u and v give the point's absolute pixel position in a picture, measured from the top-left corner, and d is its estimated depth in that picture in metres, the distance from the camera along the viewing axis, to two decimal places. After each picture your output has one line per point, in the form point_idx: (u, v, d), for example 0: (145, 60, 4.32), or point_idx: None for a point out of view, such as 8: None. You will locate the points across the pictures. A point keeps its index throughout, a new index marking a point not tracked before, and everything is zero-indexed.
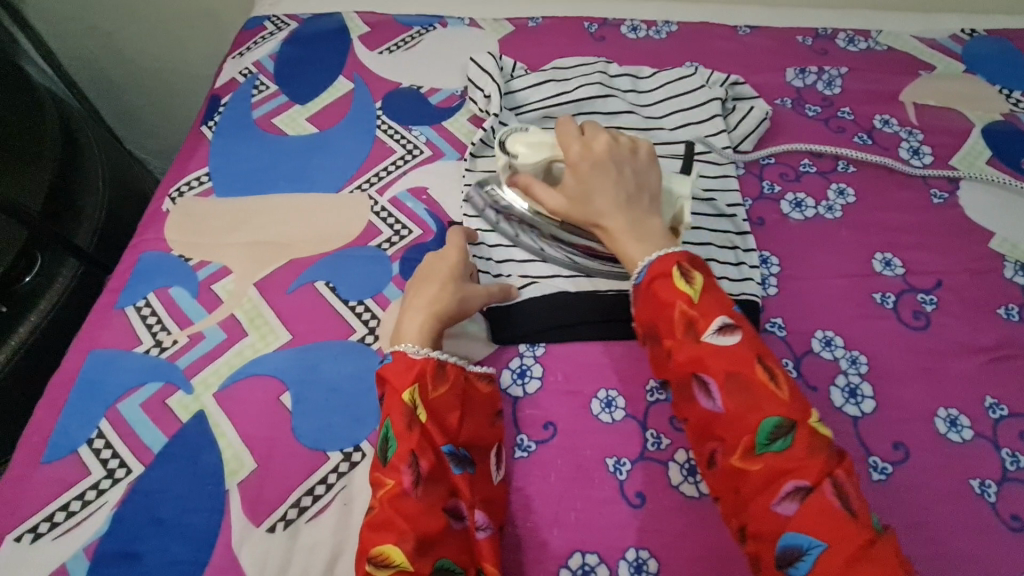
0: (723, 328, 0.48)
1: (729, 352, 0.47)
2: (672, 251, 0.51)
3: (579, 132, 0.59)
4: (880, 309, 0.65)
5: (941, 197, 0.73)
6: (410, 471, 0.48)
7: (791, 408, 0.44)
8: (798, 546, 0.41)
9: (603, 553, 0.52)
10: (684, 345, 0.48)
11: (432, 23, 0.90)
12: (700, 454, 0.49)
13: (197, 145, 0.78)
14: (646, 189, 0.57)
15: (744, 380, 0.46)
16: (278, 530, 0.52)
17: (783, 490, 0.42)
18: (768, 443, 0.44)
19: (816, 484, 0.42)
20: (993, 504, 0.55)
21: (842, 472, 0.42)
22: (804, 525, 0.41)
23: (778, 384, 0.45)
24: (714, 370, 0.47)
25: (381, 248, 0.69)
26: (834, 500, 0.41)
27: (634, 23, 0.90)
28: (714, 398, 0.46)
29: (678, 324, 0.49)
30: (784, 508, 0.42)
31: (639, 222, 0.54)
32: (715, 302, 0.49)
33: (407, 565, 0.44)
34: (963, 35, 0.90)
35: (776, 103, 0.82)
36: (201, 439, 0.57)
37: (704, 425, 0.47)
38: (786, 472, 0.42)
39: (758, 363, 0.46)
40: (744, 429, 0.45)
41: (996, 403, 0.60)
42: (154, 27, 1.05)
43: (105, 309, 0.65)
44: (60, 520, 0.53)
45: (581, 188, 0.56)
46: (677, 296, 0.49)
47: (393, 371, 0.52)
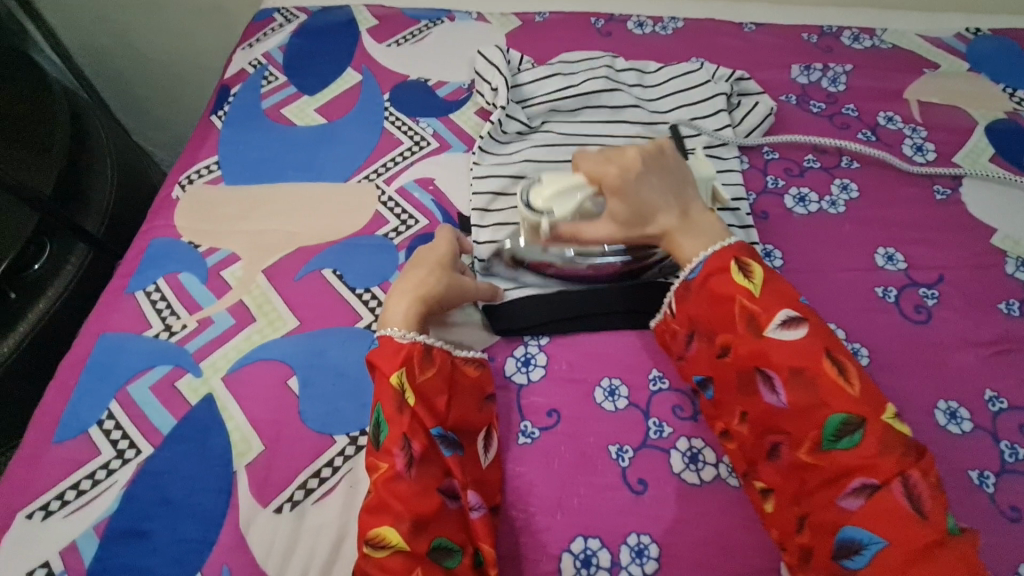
0: (787, 322, 0.50)
1: (794, 347, 0.49)
2: (729, 247, 0.54)
3: (602, 158, 0.58)
4: (882, 302, 0.66)
5: (944, 194, 0.74)
6: (403, 453, 0.49)
7: (861, 404, 0.47)
8: (858, 540, 0.44)
9: (605, 537, 0.53)
10: (746, 340, 0.51)
11: (440, 17, 0.90)
12: (762, 446, 0.52)
13: (207, 134, 0.79)
14: (685, 183, 0.59)
15: (809, 375, 0.48)
16: (286, 510, 0.53)
17: (850, 485, 0.46)
18: (835, 439, 0.47)
19: (884, 482, 0.45)
20: (992, 495, 0.55)
21: (916, 471, 0.44)
22: (868, 520, 0.44)
23: (846, 379, 0.48)
24: (778, 365, 0.49)
25: (388, 237, 0.69)
26: (901, 498, 0.44)
27: (640, 19, 0.91)
28: (779, 394, 0.49)
29: (738, 320, 0.52)
30: (848, 502, 0.46)
31: (693, 219, 0.57)
32: (777, 297, 0.51)
33: (404, 545, 0.45)
34: (968, 34, 0.90)
35: (781, 100, 0.82)
36: (210, 421, 0.57)
37: (768, 419, 0.50)
38: (855, 468, 0.46)
39: (826, 358, 0.48)
40: (810, 424, 0.48)
41: (995, 396, 0.60)
42: (163, 18, 1.06)
43: (116, 294, 0.66)
44: (71, 498, 0.54)
45: (635, 209, 0.56)
46: (737, 291, 0.52)
47: (381, 355, 0.53)
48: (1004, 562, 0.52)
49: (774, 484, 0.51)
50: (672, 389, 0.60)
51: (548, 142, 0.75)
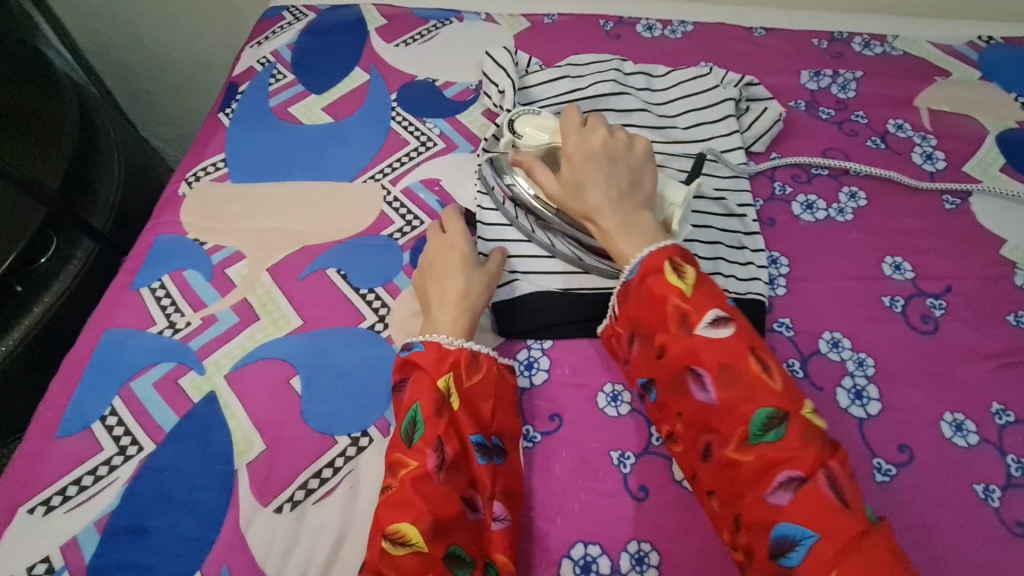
0: (716, 320, 0.47)
1: (722, 345, 0.47)
2: (666, 247, 0.51)
3: (580, 124, 0.60)
4: (889, 312, 0.65)
5: (953, 204, 0.73)
6: (435, 455, 0.49)
7: (786, 400, 0.44)
8: (791, 536, 0.41)
9: (605, 544, 0.53)
10: (677, 339, 0.48)
11: (448, 17, 0.90)
12: (696, 447, 0.49)
13: (214, 131, 0.79)
14: (640, 187, 0.57)
15: (737, 371, 0.46)
16: (286, 510, 0.53)
17: (777, 479, 0.43)
18: (761, 434, 0.44)
19: (810, 475, 0.42)
20: (997, 509, 0.55)
21: (835, 463, 0.42)
22: (797, 515, 0.41)
23: (771, 375, 0.45)
24: (706, 363, 0.47)
25: (393, 237, 0.69)
26: (827, 490, 0.41)
27: (649, 22, 0.91)
28: (708, 391, 0.47)
29: (670, 319, 0.48)
30: (777, 499, 0.42)
31: (629, 218, 0.54)
32: (708, 296, 0.48)
33: (423, 546, 0.45)
34: (981, 42, 0.89)
35: (790, 106, 0.82)
36: (212, 419, 0.58)
37: (698, 418, 0.47)
38: (780, 462, 0.43)
39: (752, 355, 0.46)
40: (737, 420, 0.45)
41: (1002, 409, 0.60)
42: (173, 16, 1.06)
43: (120, 290, 0.66)
44: (73, 493, 0.54)
45: (574, 177, 0.57)
46: (670, 290, 0.49)
47: (425, 356, 0.53)
48: None
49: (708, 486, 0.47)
50: None
51: None
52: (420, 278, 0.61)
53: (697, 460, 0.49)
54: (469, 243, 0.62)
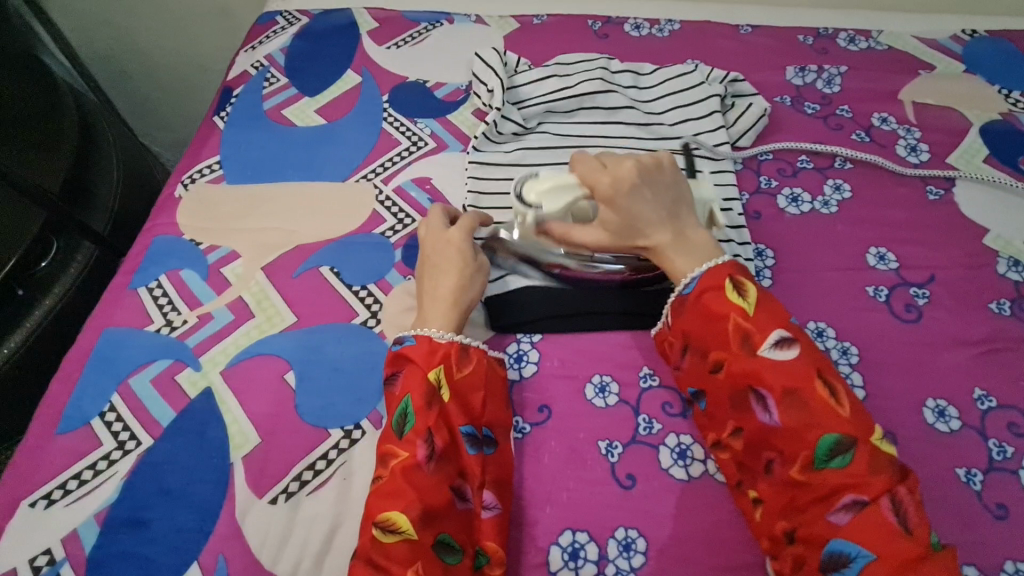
0: (781, 342, 0.50)
1: (786, 367, 0.49)
2: (723, 265, 0.54)
3: (600, 165, 0.59)
4: (873, 302, 0.66)
5: (937, 194, 0.74)
6: (425, 445, 0.50)
7: (852, 426, 0.47)
8: (846, 552, 0.44)
9: (593, 531, 0.54)
10: (740, 359, 0.51)
11: (439, 20, 0.92)
12: (750, 462, 0.51)
13: (209, 134, 0.81)
14: (682, 202, 0.59)
15: (802, 396, 0.48)
16: (281, 501, 0.55)
17: (841, 501, 0.45)
18: (827, 458, 0.46)
19: (874, 499, 0.44)
20: (979, 492, 0.56)
21: (903, 489, 0.45)
22: (857, 536, 0.44)
23: (838, 401, 0.48)
24: (771, 385, 0.49)
25: (385, 236, 0.71)
26: (890, 514, 0.44)
27: (637, 21, 0.92)
28: (771, 413, 0.49)
29: (732, 338, 0.52)
30: (837, 517, 0.45)
31: (684, 236, 0.57)
32: (773, 318, 0.51)
33: (412, 533, 0.46)
34: (964, 36, 0.91)
35: (775, 101, 0.83)
36: (208, 414, 0.59)
37: (760, 437, 0.50)
38: (844, 486, 0.45)
39: (818, 379, 0.48)
40: (801, 444, 0.47)
41: (984, 394, 0.60)
42: (170, 22, 1.08)
43: (118, 290, 0.67)
44: (73, 487, 0.55)
45: (622, 218, 0.57)
46: (733, 310, 0.52)
47: (416, 350, 0.54)
48: (989, 558, 0.53)
49: (763, 498, 0.50)
50: (661, 386, 0.61)
51: (543, 143, 0.75)
52: (419, 273, 0.62)
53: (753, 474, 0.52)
54: (467, 239, 0.62)
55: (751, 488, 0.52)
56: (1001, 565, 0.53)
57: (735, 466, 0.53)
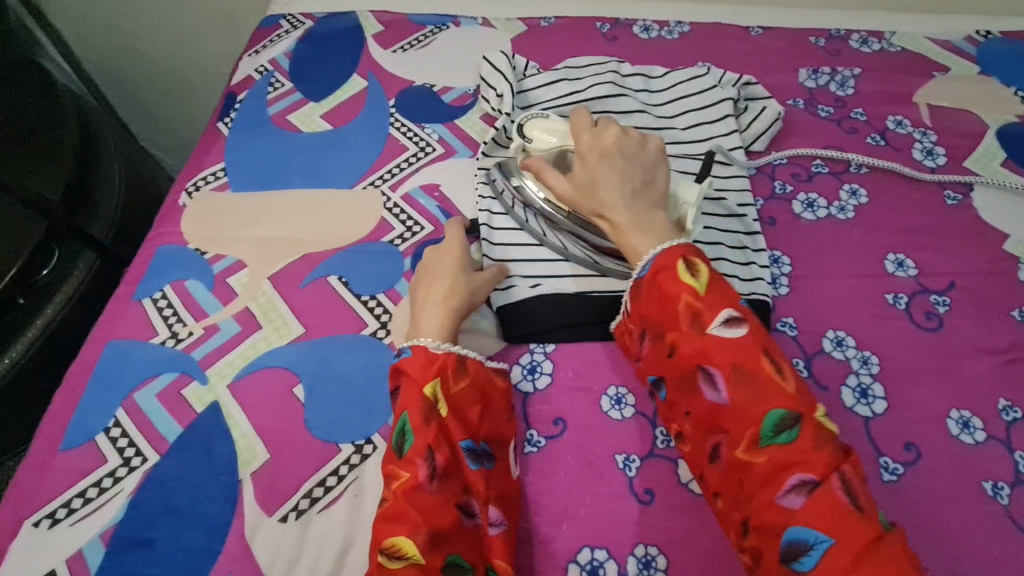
0: (729, 320, 0.48)
1: (734, 345, 0.47)
2: (678, 246, 0.51)
3: (592, 124, 0.60)
4: (893, 310, 0.65)
5: (955, 199, 0.73)
6: (427, 464, 0.48)
7: (797, 401, 0.45)
8: (803, 540, 0.41)
9: (612, 548, 0.53)
10: (689, 337, 0.49)
11: (445, 23, 0.90)
12: (704, 449, 0.49)
13: (213, 141, 0.79)
14: (652, 185, 0.57)
15: (749, 372, 0.46)
16: (291, 519, 0.53)
17: (789, 482, 0.43)
18: (773, 435, 0.44)
19: (823, 478, 0.42)
20: (1006, 506, 0.54)
21: (849, 467, 0.43)
22: (808, 519, 0.41)
23: (783, 376, 0.46)
24: (719, 362, 0.47)
25: (394, 243, 0.69)
26: (840, 494, 0.42)
27: (646, 23, 0.91)
28: (719, 391, 0.47)
29: (682, 316, 0.49)
30: (789, 502, 0.43)
31: (643, 215, 0.54)
32: (721, 295, 0.49)
33: (420, 558, 0.45)
34: (979, 37, 0.89)
35: (788, 104, 0.82)
36: (214, 429, 0.57)
37: (709, 417, 0.48)
38: (792, 464, 0.43)
39: (765, 357, 0.46)
40: (748, 421, 0.45)
41: (1009, 405, 0.59)
42: (171, 26, 1.06)
43: (122, 301, 0.66)
44: (78, 506, 0.54)
45: (589, 176, 0.56)
46: (682, 289, 0.49)
47: (412, 363, 0.52)
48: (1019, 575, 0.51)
49: (717, 487, 0.48)
50: None
51: None
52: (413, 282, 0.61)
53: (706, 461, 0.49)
54: (463, 248, 0.62)
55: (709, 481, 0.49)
56: None
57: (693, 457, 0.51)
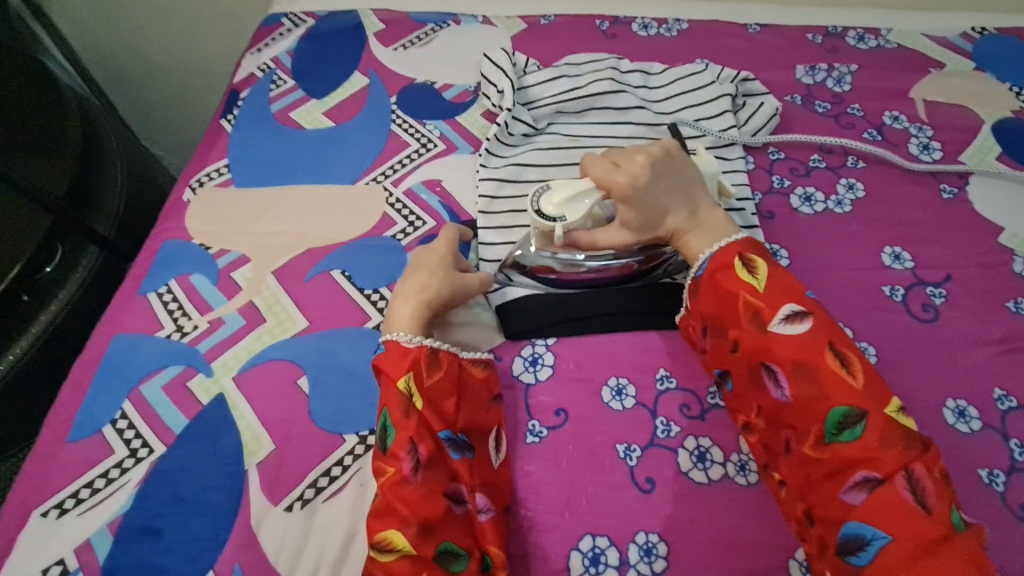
0: (791, 316, 0.51)
1: (798, 341, 0.50)
2: (734, 244, 0.55)
3: (612, 165, 0.57)
4: (889, 301, 0.66)
5: (951, 192, 0.74)
6: (409, 457, 0.49)
7: (864, 398, 0.47)
8: (861, 535, 0.44)
9: (613, 536, 0.53)
10: (751, 334, 0.51)
11: (445, 21, 0.91)
12: (768, 443, 0.52)
13: (217, 138, 0.80)
14: (693, 183, 0.59)
15: (812, 368, 0.49)
16: (296, 509, 0.54)
17: (854, 478, 0.46)
18: (837, 432, 0.47)
19: (888, 476, 0.45)
20: (1001, 493, 0.55)
21: (920, 465, 0.45)
22: (870, 517, 0.44)
23: (850, 372, 0.48)
24: (782, 359, 0.50)
25: (396, 238, 0.70)
26: (906, 493, 0.44)
27: (645, 21, 0.92)
28: (782, 387, 0.50)
29: (743, 315, 0.52)
30: (851, 497, 0.46)
31: (701, 219, 0.57)
32: (783, 293, 0.51)
33: (410, 549, 0.46)
34: (973, 33, 0.90)
35: (786, 100, 0.83)
36: (220, 420, 0.58)
37: (773, 412, 0.51)
38: (857, 461, 0.46)
39: (829, 351, 0.49)
40: (812, 418, 0.48)
41: (1004, 395, 0.60)
42: (174, 25, 1.07)
43: (128, 295, 0.67)
44: (86, 496, 0.54)
45: (645, 216, 0.57)
46: (742, 286, 0.52)
47: (388, 360, 0.53)
48: (1014, 560, 0.52)
49: (780, 479, 0.51)
50: (679, 389, 0.61)
51: (554, 144, 0.75)
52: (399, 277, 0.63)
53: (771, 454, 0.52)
54: (451, 245, 0.63)
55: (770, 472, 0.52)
56: None
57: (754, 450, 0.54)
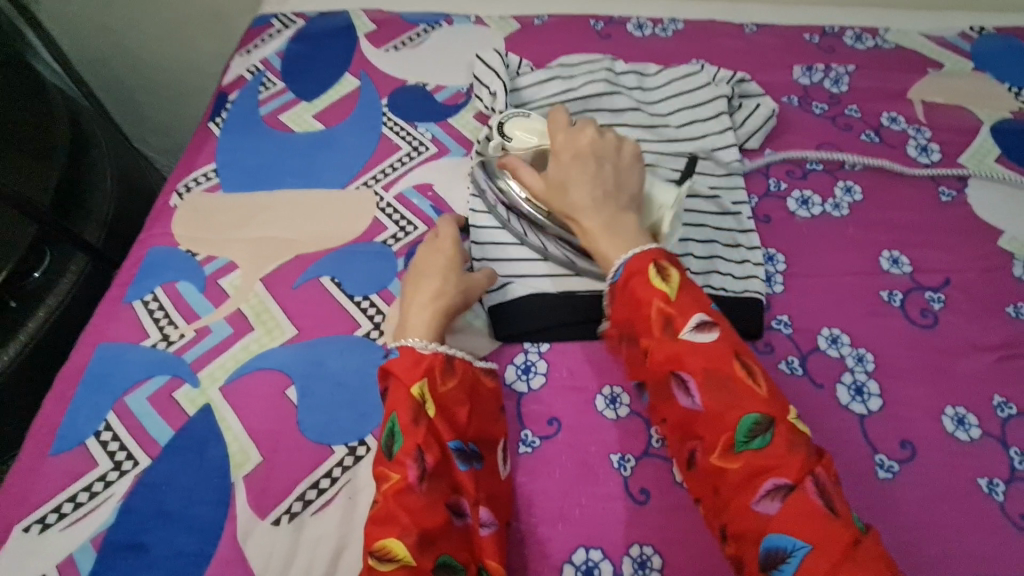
0: (700, 325, 0.48)
1: (705, 350, 0.47)
2: (650, 250, 0.52)
3: (568, 125, 0.60)
4: (888, 307, 0.65)
5: (950, 195, 0.73)
6: (417, 465, 0.48)
7: (769, 405, 0.45)
8: (782, 547, 0.40)
9: (607, 548, 0.52)
10: (662, 344, 0.48)
11: (438, 21, 0.90)
12: (683, 456, 0.49)
13: (204, 141, 0.79)
14: (625, 191, 0.57)
15: (720, 376, 0.46)
16: (284, 523, 0.53)
17: (764, 487, 0.43)
18: (747, 441, 0.44)
19: (797, 482, 0.42)
20: (1001, 503, 0.54)
21: (821, 470, 0.43)
22: (787, 527, 0.41)
23: (755, 380, 0.46)
24: (691, 368, 0.47)
25: (387, 244, 0.69)
26: (815, 498, 0.41)
27: (640, 21, 0.90)
28: (693, 397, 0.47)
29: (655, 324, 0.49)
30: (764, 506, 0.42)
31: (614, 218, 0.54)
32: (692, 301, 0.49)
33: (410, 560, 0.44)
34: (972, 33, 0.89)
35: (783, 101, 0.81)
36: (207, 431, 0.57)
37: (685, 423, 0.48)
38: (766, 468, 0.43)
39: (735, 360, 0.46)
40: (721, 427, 0.45)
41: (1004, 402, 0.59)
42: (163, 26, 1.06)
43: (113, 303, 0.65)
44: (68, 511, 0.53)
45: (560, 177, 0.56)
46: (654, 294, 0.49)
47: (399, 363, 0.51)
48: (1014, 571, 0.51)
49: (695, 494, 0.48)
50: None
51: None
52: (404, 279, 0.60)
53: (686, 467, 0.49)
54: (459, 247, 0.61)
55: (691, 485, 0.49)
56: None
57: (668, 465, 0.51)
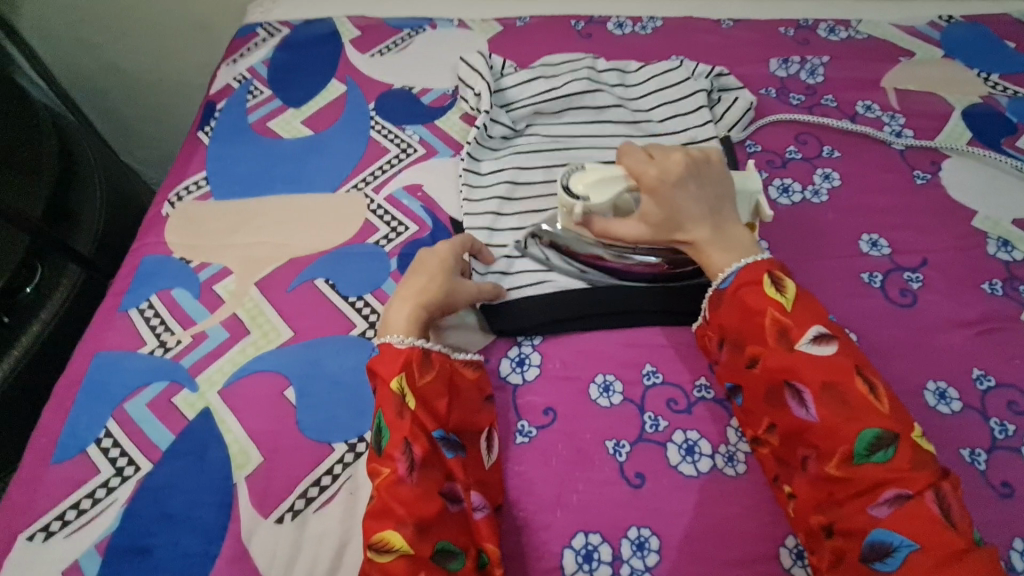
0: (818, 338, 0.51)
1: (826, 362, 0.50)
2: (761, 262, 0.55)
3: (648, 157, 0.60)
4: (868, 288, 0.67)
5: (925, 178, 0.75)
6: (404, 457, 0.49)
7: (893, 422, 0.47)
8: (888, 543, 0.45)
9: (605, 532, 0.54)
10: (776, 352, 0.51)
11: (421, 26, 0.91)
12: (788, 457, 0.51)
13: (194, 151, 0.79)
14: (725, 198, 0.59)
15: (838, 390, 0.49)
16: (287, 520, 0.54)
17: (883, 496, 0.46)
18: (867, 454, 0.47)
19: (917, 492, 0.45)
20: (983, 472, 0.56)
21: (946, 484, 0.45)
22: (899, 529, 0.45)
23: (877, 397, 0.49)
24: (808, 379, 0.50)
25: (379, 245, 0.70)
26: (934, 507, 0.44)
27: (620, 20, 0.93)
28: (808, 407, 0.49)
29: (770, 332, 0.52)
30: (879, 511, 0.46)
31: (722, 231, 0.58)
32: (809, 314, 0.52)
33: (409, 548, 0.46)
34: (942, 22, 0.92)
35: (761, 93, 0.84)
36: (207, 435, 0.58)
37: (796, 431, 0.50)
38: (887, 480, 0.46)
39: (857, 375, 0.49)
40: (841, 439, 0.48)
41: (983, 374, 0.61)
42: (148, 40, 1.06)
43: (109, 313, 0.66)
44: (72, 517, 0.54)
45: (664, 210, 0.58)
46: (769, 304, 0.53)
47: (381, 362, 0.53)
48: (999, 537, 0.53)
49: (798, 492, 0.50)
50: (665, 383, 0.61)
51: (533, 145, 0.76)
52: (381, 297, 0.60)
53: (790, 470, 0.51)
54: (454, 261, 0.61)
55: (787, 484, 0.52)
56: (1010, 543, 0.53)
57: (774, 460, 0.53)
